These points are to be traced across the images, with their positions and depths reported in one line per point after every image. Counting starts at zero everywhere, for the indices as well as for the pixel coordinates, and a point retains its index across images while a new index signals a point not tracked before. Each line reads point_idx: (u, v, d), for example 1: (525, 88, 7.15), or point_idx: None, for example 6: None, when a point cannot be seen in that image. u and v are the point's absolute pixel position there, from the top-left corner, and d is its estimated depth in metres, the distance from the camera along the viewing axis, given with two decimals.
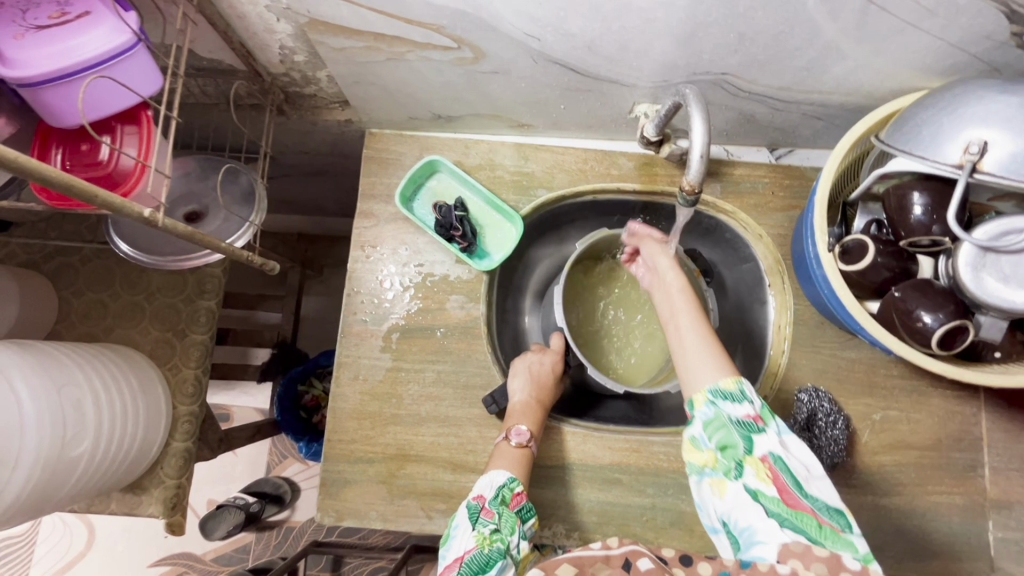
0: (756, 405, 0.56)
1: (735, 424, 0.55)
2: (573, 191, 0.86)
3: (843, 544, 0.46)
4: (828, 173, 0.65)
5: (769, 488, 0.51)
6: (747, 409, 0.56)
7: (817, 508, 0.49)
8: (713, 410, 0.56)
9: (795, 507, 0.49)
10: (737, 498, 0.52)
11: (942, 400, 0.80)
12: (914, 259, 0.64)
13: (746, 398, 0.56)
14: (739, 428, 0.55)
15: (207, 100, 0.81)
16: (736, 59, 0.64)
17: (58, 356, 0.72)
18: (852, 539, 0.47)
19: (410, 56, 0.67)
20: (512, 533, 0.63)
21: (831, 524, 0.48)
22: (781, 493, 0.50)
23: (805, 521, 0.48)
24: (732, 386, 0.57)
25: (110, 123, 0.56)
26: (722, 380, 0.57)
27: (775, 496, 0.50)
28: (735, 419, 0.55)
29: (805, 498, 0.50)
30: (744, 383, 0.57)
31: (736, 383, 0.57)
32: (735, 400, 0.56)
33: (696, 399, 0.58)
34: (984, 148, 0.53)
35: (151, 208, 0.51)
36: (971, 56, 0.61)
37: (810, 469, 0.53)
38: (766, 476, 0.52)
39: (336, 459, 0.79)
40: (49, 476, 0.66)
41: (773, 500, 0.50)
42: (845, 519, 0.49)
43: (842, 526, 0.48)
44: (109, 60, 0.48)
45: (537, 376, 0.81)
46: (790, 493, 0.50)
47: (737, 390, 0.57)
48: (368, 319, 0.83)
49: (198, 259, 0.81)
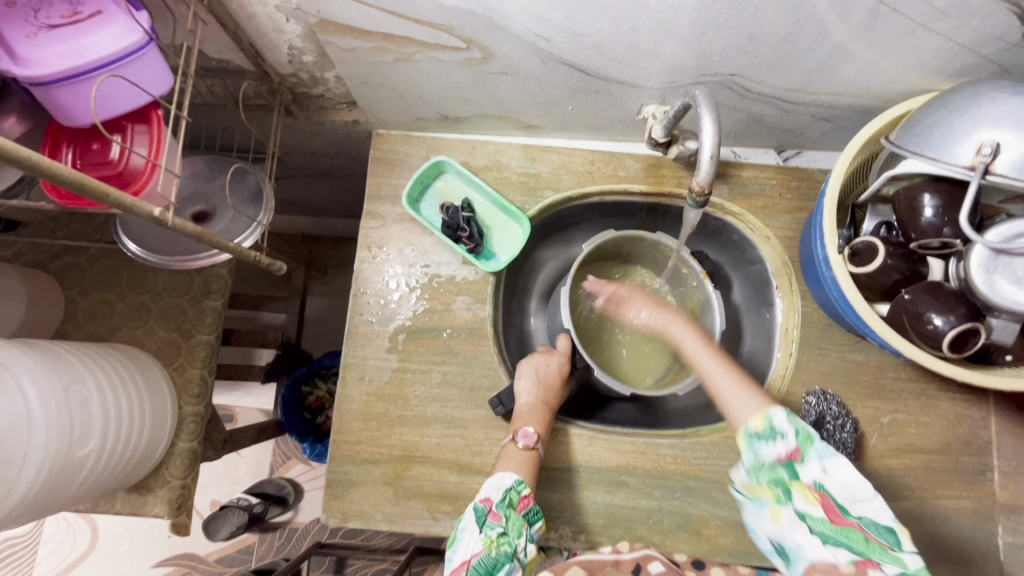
0: (793, 440, 0.56)
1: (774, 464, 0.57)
2: (580, 192, 0.86)
3: (890, 559, 0.52)
4: (837, 174, 0.65)
5: (816, 512, 0.56)
6: (785, 446, 0.57)
7: (863, 525, 0.55)
8: (754, 452, 0.59)
9: (841, 527, 0.55)
10: (790, 524, 0.58)
11: (950, 404, 0.80)
12: (924, 261, 0.64)
13: (782, 436, 0.57)
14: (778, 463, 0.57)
15: (215, 101, 0.81)
16: (745, 61, 0.64)
17: (66, 356, 0.72)
18: (901, 554, 0.52)
19: (419, 57, 0.67)
20: (518, 537, 0.64)
21: (879, 540, 0.54)
22: (828, 514, 0.55)
23: (850, 537, 0.55)
24: (763, 424, 0.58)
25: (121, 122, 0.56)
26: (752, 420, 0.59)
27: (821, 519, 0.56)
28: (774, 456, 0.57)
29: (850, 518, 0.55)
30: (774, 417, 0.58)
31: (767, 418, 0.58)
32: (771, 441, 0.57)
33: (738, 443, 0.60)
34: (997, 149, 0.52)
35: (162, 207, 0.52)
36: (982, 57, 0.61)
37: (857, 488, 0.55)
38: (813, 502, 0.56)
39: (342, 460, 0.79)
40: (57, 476, 0.66)
41: (820, 523, 0.56)
42: (895, 535, 0.53)
43: (890, 543, 0.53)
44: (121, 59, 0.48)
45: (544, 378, 0.81)
46: (836, 516, 0.55)
47: (768, 430, 0.58)
48: (375, 320, 0.83)
49: (206, 259, 0.86)
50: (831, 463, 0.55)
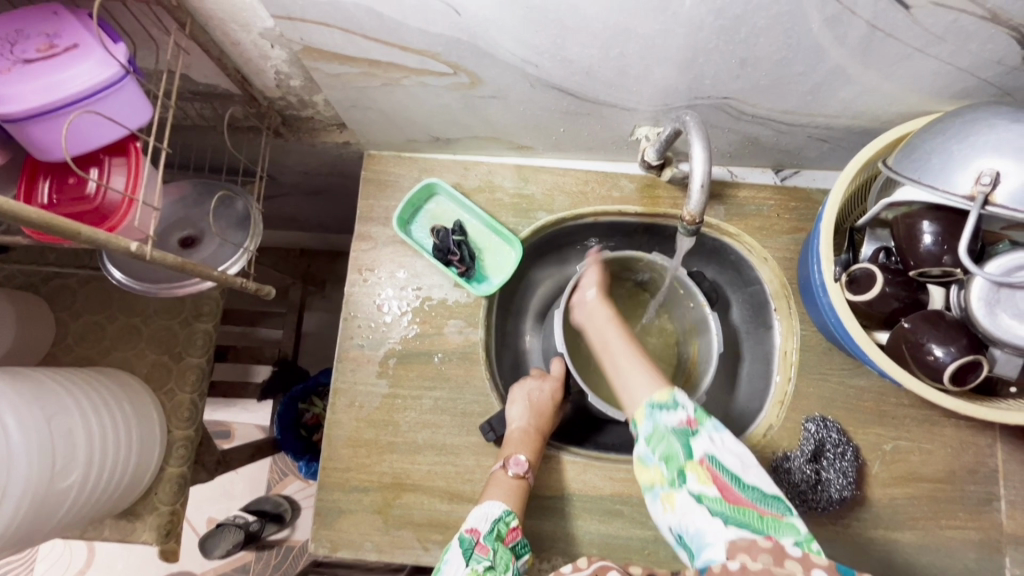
0: (688, 410, 0.58)
1: (673, 433, 0.56)
2: (573, 214, 0.85)
3: (785, 530, 0.50)
4: (834, 199, 0.63)
5: (710, 489, 0.53)
6: (681, 414, 0.58)
7: (756, 499, 0.52)
8: (652, 424, 0.58)
9: (736, 503, 0.52)
10: (684, 507, 0.54)
11: (955, 431, 0.78)
12: (924, 289, 0.62)
13: (680, 405, 0.58)
14: (677, 435, 0.57)
15: (204, 123, 0.80)
16: (738, 84, 0.63)
17: (50, 384, 0.71)
18: (792, 521, 0.51)
19: (407, 82, 0.66)
20: (507, 570, 0.61)
21: (770, 512, 0.52)
22: (722, 492, 0.53)
23: (747, 515, 0.51)
24: (666, 396, 0.59)
25: (98, 156, 0.55)
26: (655, 394, 0.60)
27: (716, 496, 0.52)
28: (673, 428, 0.57)
29: (744, 492, 0.52)
30: (676, 392, 0.59)
31: (669, 394, 0.59)
32: (670, 409, 0.58)
33: (637, 417, 0.60)
34: (997, 179, 0.50)
35: (139, 241, 0.51)
36: (980, 81, 0.59)
37: (744, 459, 0.55)
38: (706, 478, 0.54)
39: (331, 488, 0.78)
40: (38, 509, 0.65)
41: (715, 500, 0.52)
42: (782, 503, 0.52)
43: (780, 511, 0.52)
44: (97, 94, 0.47)
45: (536, 405, 0.79)
46: (730, 490, 0.53)
47: (670, 400, 0.59)
48: (365, 344, 0.81)
49: (189, 288, 0.79)
50: (723, 435, 0.57)
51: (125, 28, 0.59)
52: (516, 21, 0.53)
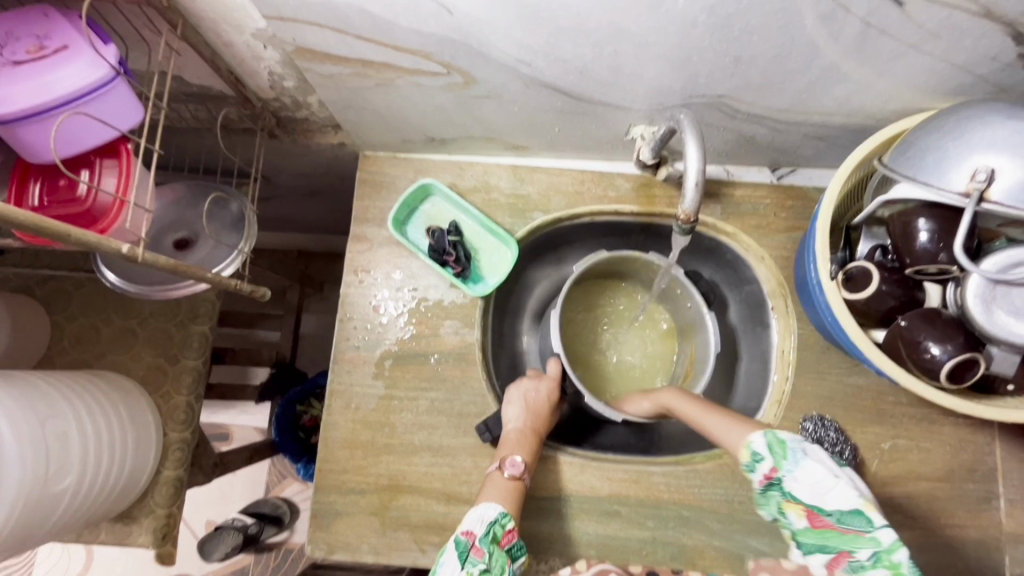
0: (767, 458, 0.57)
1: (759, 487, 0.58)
2: (570, 214, 0.85)
3: (864, 543, 0.50)
4: (830, 197, 0.63)
5: (801, 522, 0.54)
6: (764, 467, 0.57)
7: (838, 521, 0.52)
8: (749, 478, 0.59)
9: (822, 529, 0.53)
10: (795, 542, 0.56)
11: (953, 429, 0.77)
12: (920, 286, 0.62)
13: (761, 455, 0.57)
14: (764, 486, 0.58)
15: (199, 125, 0.80)
16: (733, 83, 0.63)
17: (44, 387, 0.70)
18: (874, 534, 0.50)
19: (400, 82, 0.65)
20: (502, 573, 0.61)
21: (854, 529, 0.51)
22: (811, 521, 0.53)
23: (827, 537, 0.53)
24: (748, 453, 0.59)
25: (89, 157, 0.54)
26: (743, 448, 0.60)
27: (805, 528, 0.54)
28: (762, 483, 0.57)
29: (828, 517, 0.52)
30: (753, 443, 0.59)
31: (748, 446, 0.59)
32: (754, 464, 0.58)
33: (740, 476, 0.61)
34: (992, 175, 0.50)
35: (131, 243, 0.51)
36: (976, 77, 0.59)
37: (827, 483, 0.53)
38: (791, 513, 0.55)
39: (328, 490, 0.78)
40: (32, 513, 0.65)
41: (805, 534, 0.54)
42: (866, 516, 0.51)
43: (864, 526, 0.51)
44: (87, 95, 0.47)
45: (532, 406, 0.79)
46: (816, 519, 0.53)
47: (750, 455, 0.59)
48: (361, 345, 0.81)
49: (183, 291, 0.78)
50: (801, 468, 0.54)
51: (117, 29, 0.59)
52: (508, 20, 0.53)
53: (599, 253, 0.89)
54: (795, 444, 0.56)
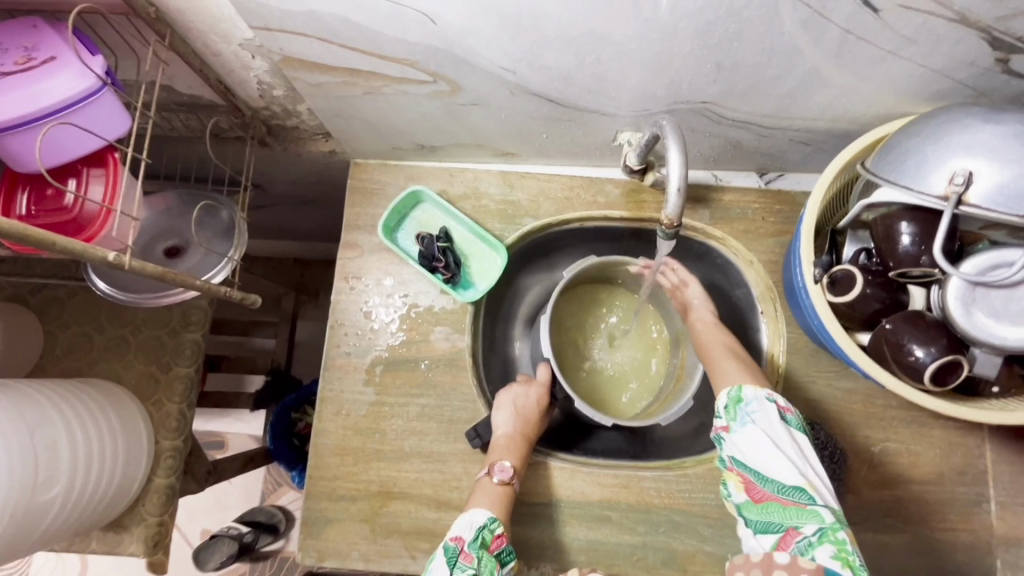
0: (723, 417, 0.63)
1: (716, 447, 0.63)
2: (560, 219, 0.85)
3: (807, 517, 0.53)
4: (814, 201, 0.64)
5: (743, 495, 0.58)
6: (718, 425, 0.63)
7: (778, 492, 0.55)
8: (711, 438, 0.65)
9: (762, 501, 0.56)
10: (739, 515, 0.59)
11: (943, 432, 0.77)
12: (904, 289, 0.62)
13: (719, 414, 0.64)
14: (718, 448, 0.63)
15: (190, 134, 0.81)
16: (716, 89, 0.63)
17: (34, 396, 0.71)
18: (816, 509, 0.53)
19: (387, 90, 0.66)
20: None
21: (795, 502, 0.54)
22: (750, 493, 0.57)
23: (772, 512, 0.55)
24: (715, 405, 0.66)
25: (76, 166, 0.55)
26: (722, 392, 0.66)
27: (747, 500, 0.58)
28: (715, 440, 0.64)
29: (767, 488, 0.56)
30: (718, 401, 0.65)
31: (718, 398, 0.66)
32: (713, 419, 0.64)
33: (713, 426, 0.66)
34: (970, 178, 0.51)
35: (117, 251, 0.51)
36: (955, 82, 0.59)
37: (768, 452, 0.57)
38: (738, 482, 0.59)
39: (319, 497, 0.78)
40: (20, 521, 0.65)
41: (747, 505, 0.58)
42: (807, 492, 0.54)
43: (805, 500, 0.53)
44: (73, 105, 0.48)
45: (522, 412, 0.79)
46: (755, 489, 0.57)
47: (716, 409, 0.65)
48: (352, 351, 0.81)
49: (172, 299, 0.79)
50: (747, 431, 0.60)
51: (106, 40, 0.60)
52: (491, 28, 0.54)
53: (589, 259, 0.89)
54: (748, 408, 0.61)
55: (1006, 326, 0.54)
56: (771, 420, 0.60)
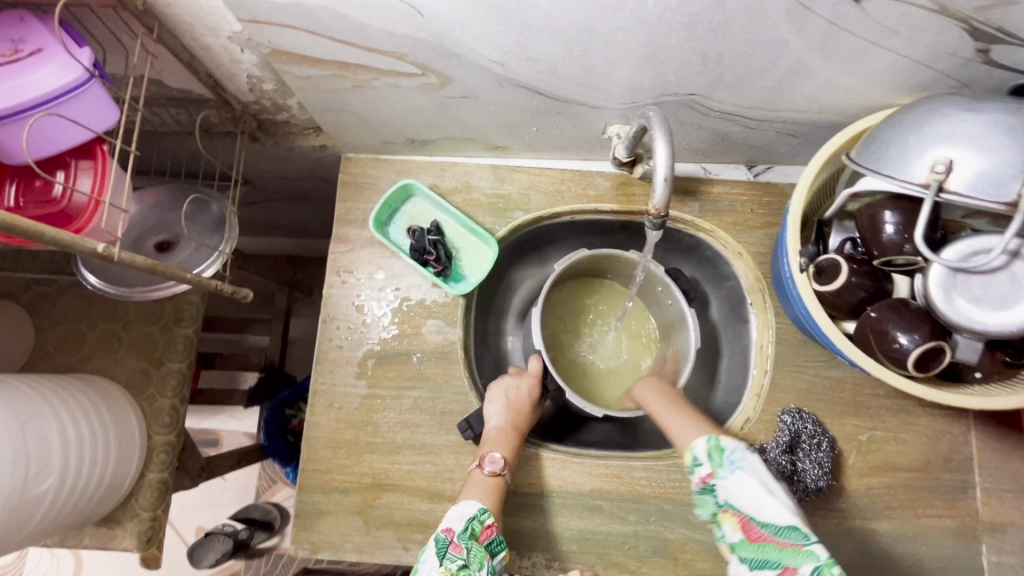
0: (707, 463, 0.60)
1: (699, 492, 0.61)
2: (550, 213, 0.86)
3: (804, 558, 0.54)
4: (800, 192, 0.64)
5: (736, 535, 0.58)
6: (701, 471, 0.60)
7: (775, 534, 0.55)
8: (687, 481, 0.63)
9: (758, 542, 0.56)
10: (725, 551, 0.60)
11: (929, 420, 0.78)
12: (889, 278, 0.63)
13: (699, 460, 0.60)
14: (701, 491, 0.61)
15: (180, 129, 0.81)
16: (703, 80, 0.64)
17: (25, 390, 0.71)
18: (812, 548, 0.53)
19: (377, 83, 0.66)
20: (481, 568, 0.61)
21: (791, 543, 0.54)
22: (746, 534, 0.57)
23: (768, 551, 0.56)
24: (689, 455, 0.62)
25: (65, 158, 0.54)
26: (689, 449, 0.63)
27: (742, 539, 0.57)
28: (696, 486, 0.61)
29: (763, 530, 0.56)
30: (694, 446, 0.62)
31: (691, 450, 0.62)
32: (692, 467, 0.61)
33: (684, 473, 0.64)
34: (951, 167, 0.51)
35: (106, 242, 0.51)
36: (938, 73, 0.60)
37: (761, 497, 0.56)
38: (732, 525, 0.58)
39: (312, 490, 0.78)
40: (12, 514, 0.65)
41: (742, 545, 0.57)
42: (802, 531, 0.54)
43: (801, 540, 0.54)
44: (61, 96, 0.48)
45: (512, 403, 0.79)
46: (751, 531, 0.56)
47: (692, 457, 0.61)
48: (344, 345, 0.82)
49: (164, 292, 0.79)
50: (738, 479, 0.57)
51: (95, 34, 0.60)
52: (479, 20, 0.54)
53: (579, 252, 0.89)
54: (734, 456, 0.59)
55: (995, 317, 0.53)
56: (758, 467, 0.58)
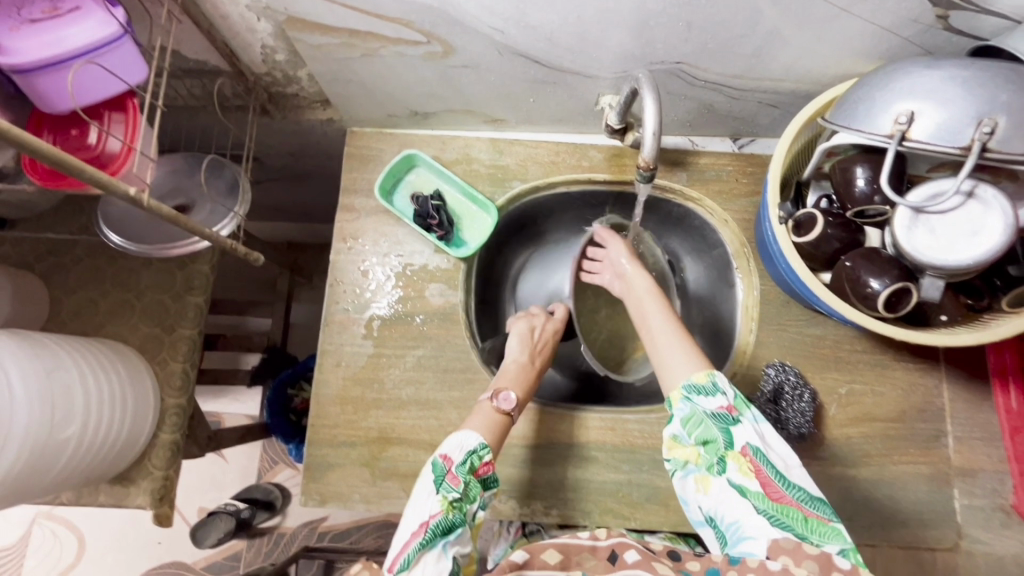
0: (729, 397, 0.63)
1: (712, 420, 0.62)
2: (546, 182, 0.90)
3: (830, 535, 0.56)
4: (781, 152, 0.69)
5: (752, 483, 0.59)
6: (721, 402, 0.63)
7: (801, 501, 0.58)
8: (689, 406, 0.64)
9: (780, 502, 0.58)
10: (722, 492, 0.60)
11: (905, 372, 0.83)
12: (862, 230, 0.68)
13: (719, 391, 0.64)
14: (719, 423, 0.62)
15: (194, 102, 0.85)
16: (689, 48, 0.69)
17: (49, 344, 0.75)
18: (837, 528, 0.56)
19: (384, 52, 0.71)
20: (470, 503, 0.65)
21: (816, 516, 0.57)
22: (766, 489, 0.58)
23: (791, 516, 0.57)
24: (705, 379, 0.65)
25: (99, 110, 0.60)
26: (695, 376, 0.66)
27: (758, 491, 0.59)
28: (715, 415, 0.63)
29: (788, 492, 0.58)
30: (716, 375, 0.65)
31: (709, 376, 0.65)
32: (709, 394, 0.64)
33: (674, 397, 0.65)
34: (912, 118, 0.56)
35: (136, 188, 0.55)
36: (903, 40, 0.65)
37: (787, 458, 0.61)
38: (749, 470, 0.60)
39: (320, 444, 0.82)
40: (39, 456, 0.69)
41: (760, 497, 0.58)
42: (827, 509, 0.58)
43: (826, 517, 0.57)
44: (98, 48, 0.53)
45: (536, 341, 0.85)
46: (772, 487, 0.59)
47: (709, 383, 0.65)
48: (350, 308, 0.86)
49: (183, 249, 0.84)
50: (762, 428, 0.62)
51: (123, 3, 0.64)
52: None
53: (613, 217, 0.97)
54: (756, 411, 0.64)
55: (958, 246, 0.57)
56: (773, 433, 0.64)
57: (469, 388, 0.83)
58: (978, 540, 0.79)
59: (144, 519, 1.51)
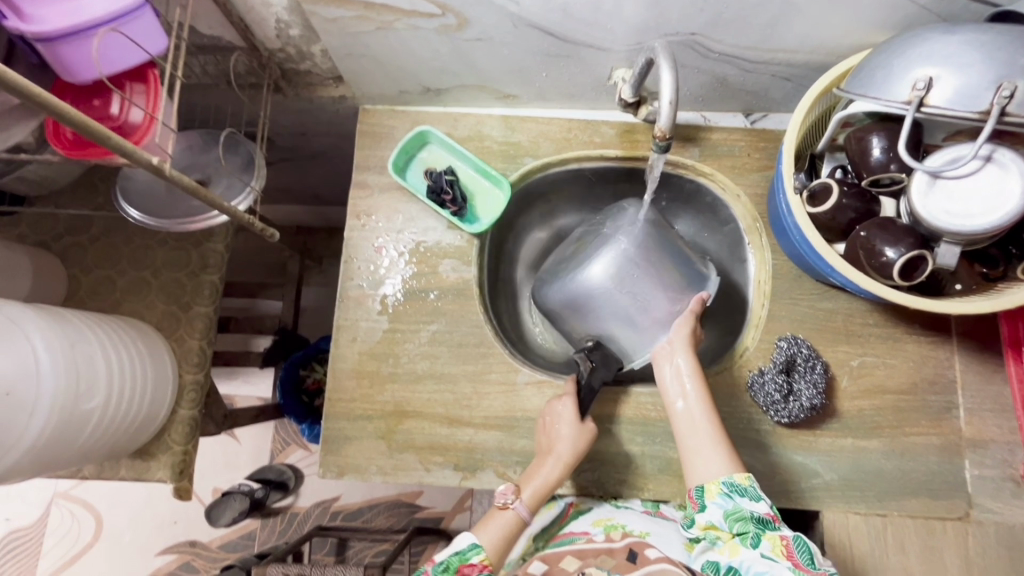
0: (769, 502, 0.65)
1: (753, 518, 0.64)
2: (558, 159, 0.90)
3: None
4: (796, 124, 0.68)
5: (784, 561, 0.63)
6: (763, 504, 0.65)
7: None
8: (732, 502, 0.65)
9: None
10: (753, 562, 0.64)
11: (916, 345, 0.83)
12: (877, 200, 0.68)
13: (761, 496, 0.66)
14: (757, 521, 0.65)
15: (208, 79, 0.86)
16: (703, 18, 0.69)
17: (71, 318, 0.76)
18: None
19: (398, 25, 0.71)
20: None
21: None
22: (797, 566, 0.62)
23: None
24: (745, 481, 0.66)
25: (121, 80, 0.63)
26: (736, 475, 0.67)
27: (789, 567, 0.62)
28: (754, 512, 0.65)
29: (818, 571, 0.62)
30: (755, 479, 0.66)
31: (748, 479, 0.66)
32: (752, 497, 0.65)
33: (711, 490, 0.67)
34: (930, 84, 0.56)
35: (159, 157, 0.55)
36: (920, 8, 0.65)
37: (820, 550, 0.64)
38: (782, 551, 0.63)
39: (337, 417, 0.83)
40: (65, 426, 0.70)
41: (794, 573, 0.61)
42: None
43: None
44: (118, 17, 0.55)
45: (549, 430, 0.77)
46: (804, 567, 0.62)
47: (749, 486, 0.66)
48: (364, 284, 0.86)
49: (202, 222, 0.85)
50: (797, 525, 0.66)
51: None
52: None
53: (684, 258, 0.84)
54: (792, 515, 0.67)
55: (980, 207, 0.58)
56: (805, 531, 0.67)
57: (483, 362, 0.84)
58: (989, 510, 0.80)
59: (160, 499, 1.53)
